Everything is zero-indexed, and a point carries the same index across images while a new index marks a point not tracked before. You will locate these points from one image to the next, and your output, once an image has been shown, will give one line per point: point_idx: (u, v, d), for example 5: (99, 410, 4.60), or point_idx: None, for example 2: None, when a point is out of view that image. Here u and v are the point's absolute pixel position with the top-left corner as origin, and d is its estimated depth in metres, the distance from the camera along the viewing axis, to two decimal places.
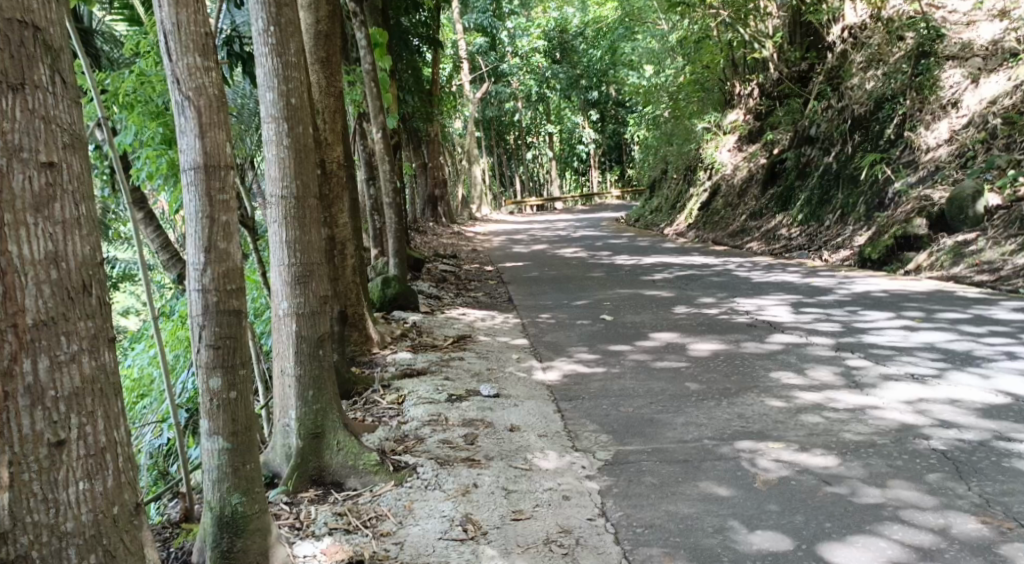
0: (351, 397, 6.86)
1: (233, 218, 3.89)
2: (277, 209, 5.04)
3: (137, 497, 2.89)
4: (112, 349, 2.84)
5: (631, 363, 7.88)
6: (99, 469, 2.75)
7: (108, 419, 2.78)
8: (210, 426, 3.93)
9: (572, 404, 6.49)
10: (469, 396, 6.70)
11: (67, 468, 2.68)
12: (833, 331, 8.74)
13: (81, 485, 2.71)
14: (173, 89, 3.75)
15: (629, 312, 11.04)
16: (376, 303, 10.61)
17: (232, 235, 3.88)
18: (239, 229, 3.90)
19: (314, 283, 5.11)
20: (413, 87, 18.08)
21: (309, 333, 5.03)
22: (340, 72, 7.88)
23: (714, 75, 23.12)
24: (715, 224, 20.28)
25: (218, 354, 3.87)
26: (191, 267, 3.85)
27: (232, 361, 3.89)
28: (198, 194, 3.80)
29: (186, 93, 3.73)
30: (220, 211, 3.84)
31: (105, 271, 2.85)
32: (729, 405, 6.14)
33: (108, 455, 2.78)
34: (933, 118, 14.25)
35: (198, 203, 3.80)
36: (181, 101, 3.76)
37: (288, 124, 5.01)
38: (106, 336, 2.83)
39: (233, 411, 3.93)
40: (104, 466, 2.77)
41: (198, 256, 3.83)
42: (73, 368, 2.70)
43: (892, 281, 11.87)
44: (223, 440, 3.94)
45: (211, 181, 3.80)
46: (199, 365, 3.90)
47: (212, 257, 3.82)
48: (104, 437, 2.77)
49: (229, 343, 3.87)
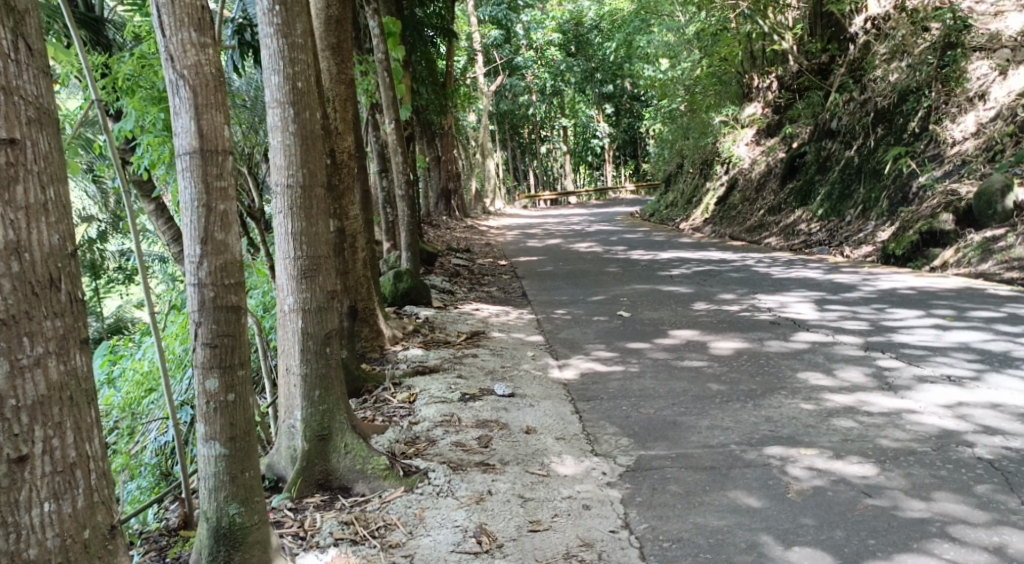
0: (360, 395, 6.63)
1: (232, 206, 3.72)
2: (281, 198, 4.78)
3: (112, 520, 2.83)
4: (83, 352, 2.78)
5: (652, 362, 7.61)
6: (67, 488, 2.70)
7: (77, 431, 2.72)
8: (206, 431, 3.77)
9: (591, 405, 6.23)
10: (483, 395, 6.45)
11: (30, 487, 2.63)
12: (861, 329, 8.44)
13: (47, 506, 2.66)
14: (167, 66, 3.60)
15: (647, 308, 10.76)
16: (388, 298, 10.37)
17: (232, 227, 3.71)
18: (237, 218, 3.73)
19: (321, 277, 4.84)
20: (426, 78, 17.79)
21: (315, 330, 4.79)
22: (352, 58, 7.64)
23: (732, 67, 22.73)
24: (732, 219, 19.94)
25: (215, 353, 3.71)
26: (187, 258, 3.67)
27: (230, 361, 3.73)
28: (194, 180, 3.65)
29: (180, 72, 3.58)
30: (217, 198, 3.67)
31: (77, 265, 2.80)
32: (756, 408, 5.86)
33: (77, 472, 2.72)
34: (959, 111, 13.90)
35: (194, 189, 3.64)
36: (175, 80, 3.60)
37: (296, 110, 4.76)
38: (77, 338, 2.77)
39: (231, 415, 3.76)
40: (73, 483, 2.71)
41: (194, 248, 3.66)
42: (37, 374, 2.65)
43: (918, 279, 11.54)
44: (220, 446, 3.78)
45: (208, 166, 3.64)
46: (195, 366, 3.74)
47: (209, 249, 3.65)
48: (74, 451, 2.72)
49: (227, 341, 3.70)
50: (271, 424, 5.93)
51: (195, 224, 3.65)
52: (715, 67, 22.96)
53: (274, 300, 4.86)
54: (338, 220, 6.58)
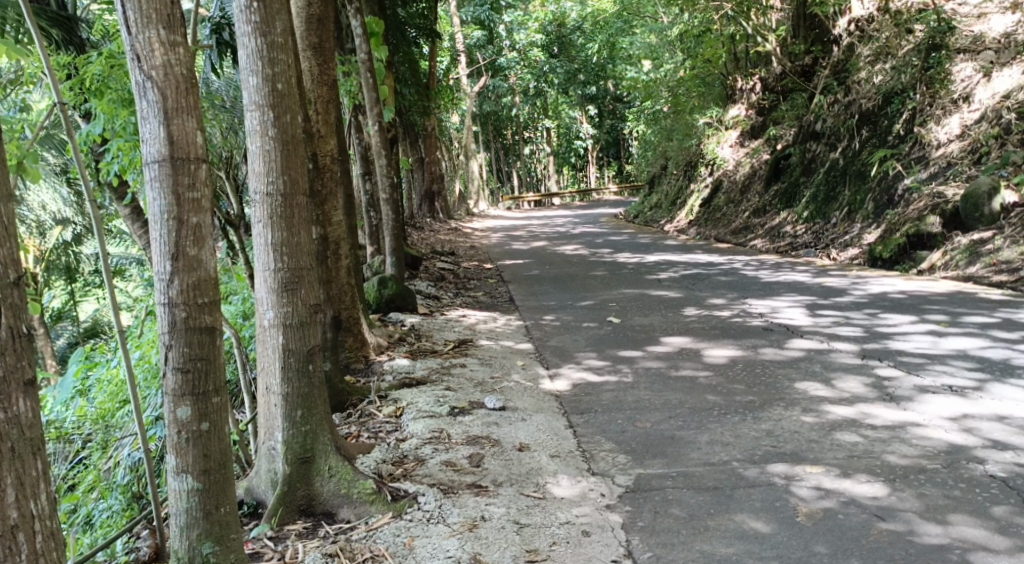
0: (345, 409, 6.39)
1: (205, 218, 3.61)
2: (261, 207, 4.54)
3: None
4: (28, 406, 2.97)
5: (644, 372, 7.38)
6: (9, 552, 2.90)
7: (18, 491, 2.92)
8: (177, 464, 3.71)
9: (584, 418, 6.01)
10: (473, 409, 6.22)
11: None
12: (856, 336, 8.26)
13: None
14: (133, 67, 3.47)
15: (637, 313, 10.56)
16: (372, 304, 10.10)
17: (205, 242, 3.61)
18: (210, 233, 3.62)
19: (303, 290, 4.58)
20: (409, 79, 17.53)
21: (298, 346, 4.53)
22: (334, 59, 7.40)
23: (715, 69, 22.58)
24: (717, 221, 19.77)
25: (187, 380, 3.63)
26: (157, 276, 3.58)
27: (203, 389, 3.66)
28: (164, 192, 3.53)
29: (148, 73, 3.47)
30: (189, 211, 3.56)
31: (23, 316, 2.99)
32: (755, 421, 5.64)
33: (20, 534, 2.92)
34: (943, 113, 13.77)
35: (164, 201, 3.52)
36: (142, 82, 3.49)
37: (276, 114, 4.53)
38: (20, 393, 2.96)
39: (204, 446, 3.71)
40: (16, 548, 2.91)
41: (164, 265, 3.55)
42: None
43: (907, 282, 11.39)
44: (192, 480, 3.73)
45: (179, 176, 3.53)
46: (166, 393, 3.66)
47: (180, 266, 3.55)
48: (16, 513, 2.92)
49: (199, 366, 3.63)
50: (252, 441, 5.71)
51: (167, 238, 3.55)
52: (699, 69, 22.78)
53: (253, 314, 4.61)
54: (320, 228, 6.33)
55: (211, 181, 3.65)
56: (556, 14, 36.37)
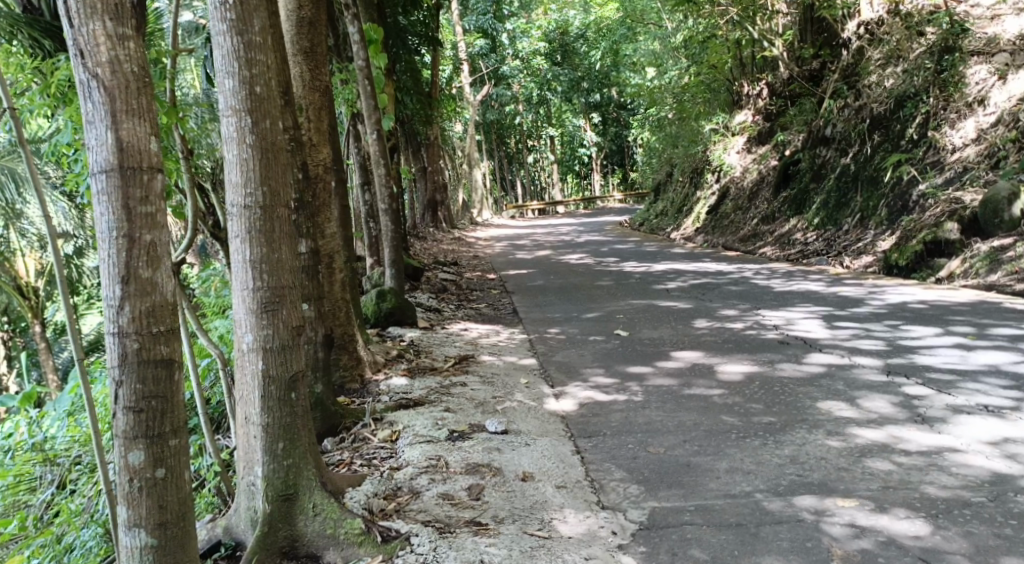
0: (338, 433, 6.01)
1: (161, 236, 3.51)
2: (239, 221, 4.18)
3: None
4: None
5: (655, 390, 6.97)
6: None
7: None
8: (131, 516, 3.55)
9: (593, 442, 5.63)
10: (473, 433, 5.83)
11: None
12: (878, 350, 7.86)
13: None
14: (77, 64, 3.38)
15: (646, 326, 10.18)
16: (369, 319, 9.73)
17: (160, 264, 3.50)
18: (164, 252, 3.50)
19: (285, 311, 4.21)
20: (410, 88, 17.17)
21: (280, 373, 4.20)
22: (327, 64, 7.04)
23: (721, 75, 22.23)
24: (725, 228, 19.36)
25: (141, 420, 3.50)
26: (106, 302, 3.46)
27: (159, 430, 3.52)
28: (114, 205, 3.42)
29: (92, 71, 3.37)
30: (142, 227, 3.46)
31: None
32: (777, 445, 5.26)
33: None
34: (958, 117, 13.38)
35: (112, 217, 3.42)
36: (86, 80, 3.38)
37: (254, 118, 4.17)
38: None
39: (160, 497, 3.56)
40: None
41: (113, 289, 3.43)
42: None
43: (926, 291, 11.00)
44: (147, 535, 3.56)
45: (129, 188, 3.43)
46: (118, 436, 3.52)
47: (132, 290, 3.44)
48: None
49: (155, 405, 3.50)
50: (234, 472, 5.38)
51: (117, 260, 3.43)
52: (704, 75, 22.41)
53: (231, 337, 4.27)
54: (309, 242, 6.01)
55: (164, 196, 3.53)
56: (561, 23, 36.80)
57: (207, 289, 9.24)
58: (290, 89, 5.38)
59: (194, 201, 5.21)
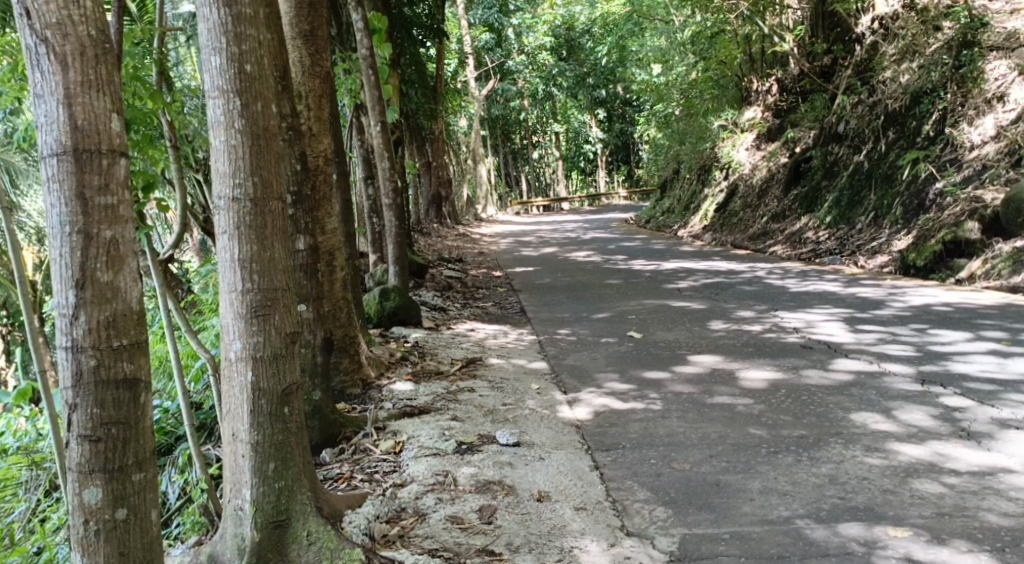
0: (337, 444, 5.62)
1: (123, 232, 3.15)
2: (226, 215, 3.77)
3: None
4: None
5: (675, 398, 6.56)
6: None
7: None
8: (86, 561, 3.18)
9: (612, 456, 5.24)
10: (482, 444, 5.44)
11: None
12: (908, 355, 7.45)
13: None
14: (23, 26, 3.00)
15: (659, 327, 9.76)
16: (372, 318, 9.33)
17: (122, 266, 3.14)
18: (124, 253, 3.14)
19: (278, 317, 3.81)
20: (414, 80, 16.73)
21: (271, 386, 3.82)
22: (328, 50, 6.63)
23: (730, 70, 21.80)
24: (734, 226, 18.92)
25: (99, 448, 3.15)
26: (58, 311, 3.09)
27: (121, 461, 3.17)
28: (66, 194, 3.06)
29: (42, 34, 3.00)
30: (102, 222, 3.10)
31: None
32: (812, 463, 4.86)
33: None
34: (976, 113, 12.93)
35: (66, 208, 3.06)
36: (35, 46, 3.01)
37: (244, 100, 3.77)
38: None
39: (121, 538, 3.20)
40: None
41: (67, 295, 3.07)
42: None
43: (948, 293, 10.57)
44: None
45: (86, 176, 3.06)
46: (73, 469, 3.16)
47: (88, 297, 3.08)
48: None
49: (114, 434, 3.15)
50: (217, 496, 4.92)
51: (71, 262, 3.07)
52: (713, 70, 21.99)
53: (217, 345, 3.86)
54: (307, 238, 5.64)
55: (128, 185, 3.17)
56: (566, 18, 36.64)
57: (206, 284, 8.73)
58: (286, 72, 4.96)
59: (182, 195, 4.77)
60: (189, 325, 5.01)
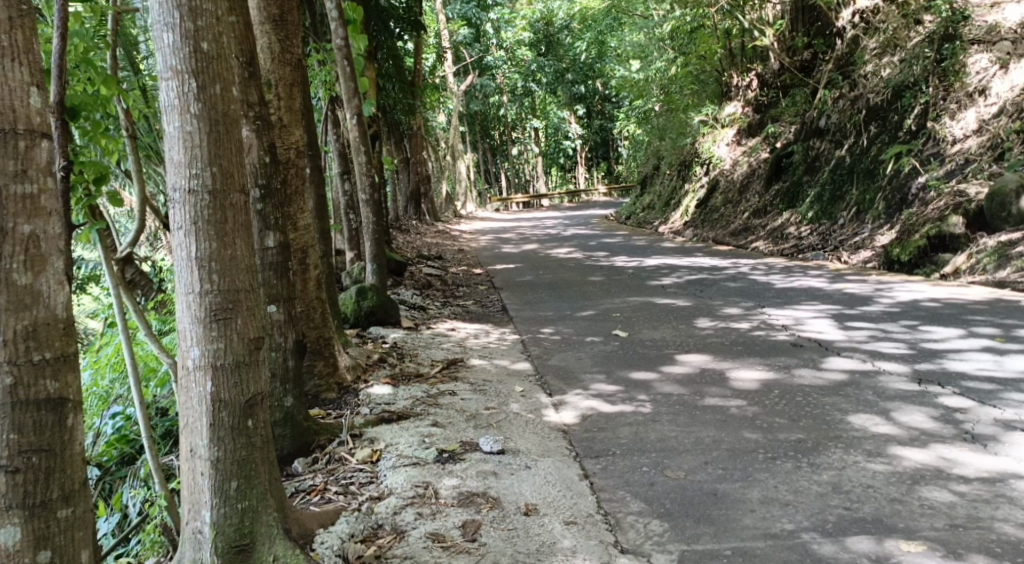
0: (310, 453, 5.34)
1: (45, 228, 2.92)
2: (182, 208, 3.46)
3: None
4: None
5: (665, 400, 6.25)
6: None
7: None
8: None
9: (601, 463, 4.95)
10: (465, 452, 5.14)
11: None
12: (902, 353, 7.17)
13: None
14: None
15: (645, 326, 9.48)
16: (349, 318, 9.03)
17: (44, 268, 2.90)
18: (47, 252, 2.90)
19: (240, 320, 3.50)
20: (392, 74, 16.40)
21: (233, 397, 3.51)
22: (299, 36, 6.31)
23: (710, 65, 21.61)
24: (715, 222, 18.68)
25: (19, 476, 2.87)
26: None
27: (42, 491, 2.89)
28: None
29: None
30: (21, 217, 2.87)
31: None
32: (813, 470, 4.57)
33: None
34: (958, 107, 12.77)
35: None
36: None
37: (200, 82, 3.47)
38: None
39: None
40: None
41: None
42: None
43: (936, 288, 10.34)
44: None
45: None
46: None
47: (7, 302, 2.84)
48: None
49: (35, 459, 2.88)
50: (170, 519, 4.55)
51: None
52: (692, 66, 21.81)
53: (174, 352, 3.54)
54: (278, 234, 5.32)
55: (50, 181, 2.95)
56: (544, 13, 36.34)
57: None
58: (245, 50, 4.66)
59: (141, 183, 4.40)
60: (148, 327, 4.69)
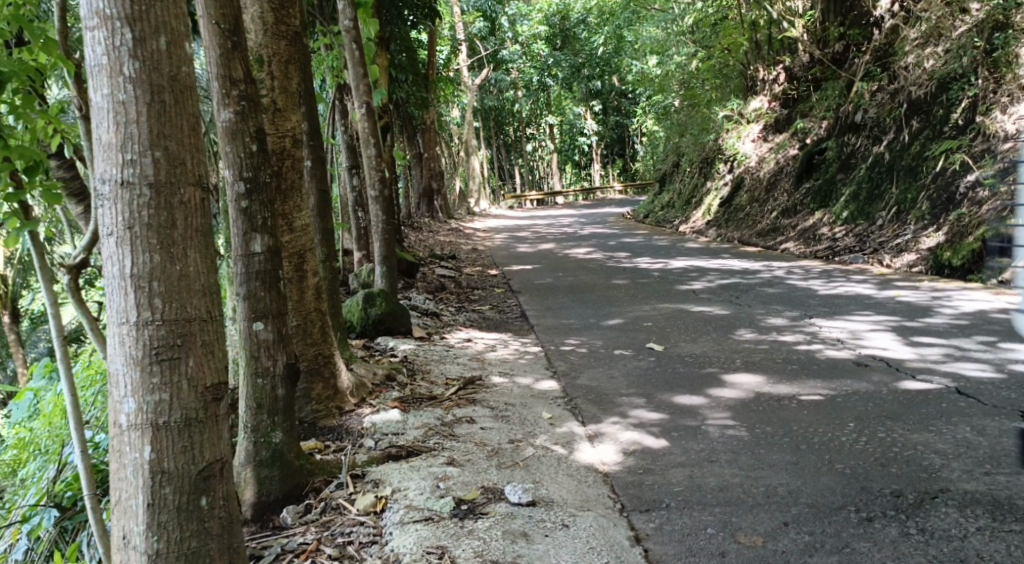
0: (303, 498, 4.51)
1: None
2: (113, 208, 2.79)
3: None
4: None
5: (721, 432, 5.32)
6: None
7: None
8: None
9: (657, 519, 4.14)
10: (488, 502, 4.29)
11: None
12: (992, 378, 6.20)
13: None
14: None
15: (683, 337, 8.59)
16: (355, 327, 8.22)
17: None
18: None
19: (191, 362, 2.86)
20: (405, 64, 15.46)
21: (182, 466, 2.88)
22: (298, 6, 5.41)
23: (734, 59, 20.43)
24: (740, 222, 17.72)
25: None
26: None
27: None
28: None
29: None
30: None
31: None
32: (927, 539, 3.78)
33: None
34: (1011, 100, 11.67)
35: None
36: None
37: (138, 32, 2.76)
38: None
39: None
40: None
41: None
42: None
43: (1000, 298, 9.34)
44: None
45: None
46: None
47: None
48: None
49: None
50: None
51: None
52: (716, 59, 20.77)
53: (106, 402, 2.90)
54: (267, 237, 4.41)
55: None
56: (561, 6, 35.19)
57: None
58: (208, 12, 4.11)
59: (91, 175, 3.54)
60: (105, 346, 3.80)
